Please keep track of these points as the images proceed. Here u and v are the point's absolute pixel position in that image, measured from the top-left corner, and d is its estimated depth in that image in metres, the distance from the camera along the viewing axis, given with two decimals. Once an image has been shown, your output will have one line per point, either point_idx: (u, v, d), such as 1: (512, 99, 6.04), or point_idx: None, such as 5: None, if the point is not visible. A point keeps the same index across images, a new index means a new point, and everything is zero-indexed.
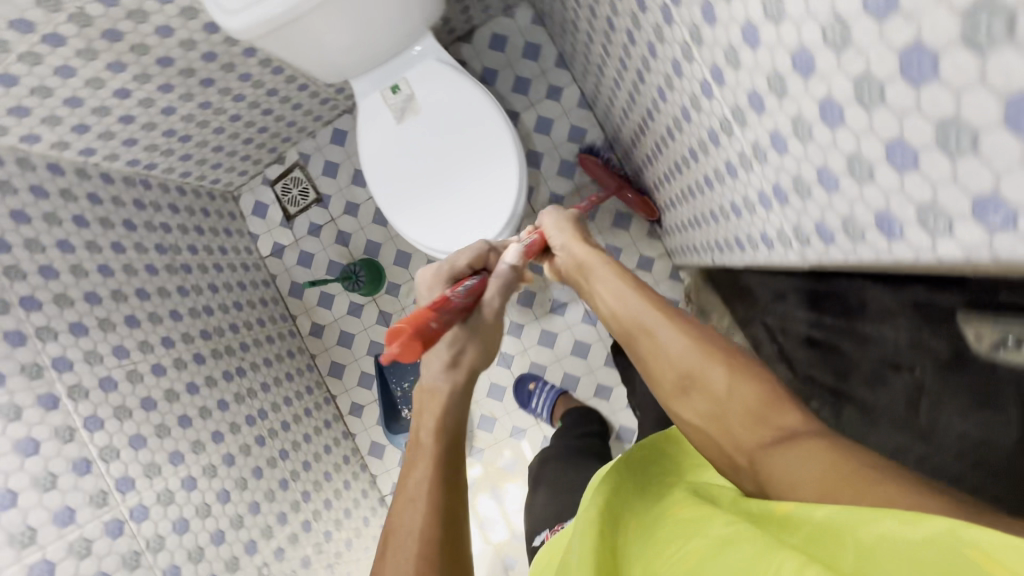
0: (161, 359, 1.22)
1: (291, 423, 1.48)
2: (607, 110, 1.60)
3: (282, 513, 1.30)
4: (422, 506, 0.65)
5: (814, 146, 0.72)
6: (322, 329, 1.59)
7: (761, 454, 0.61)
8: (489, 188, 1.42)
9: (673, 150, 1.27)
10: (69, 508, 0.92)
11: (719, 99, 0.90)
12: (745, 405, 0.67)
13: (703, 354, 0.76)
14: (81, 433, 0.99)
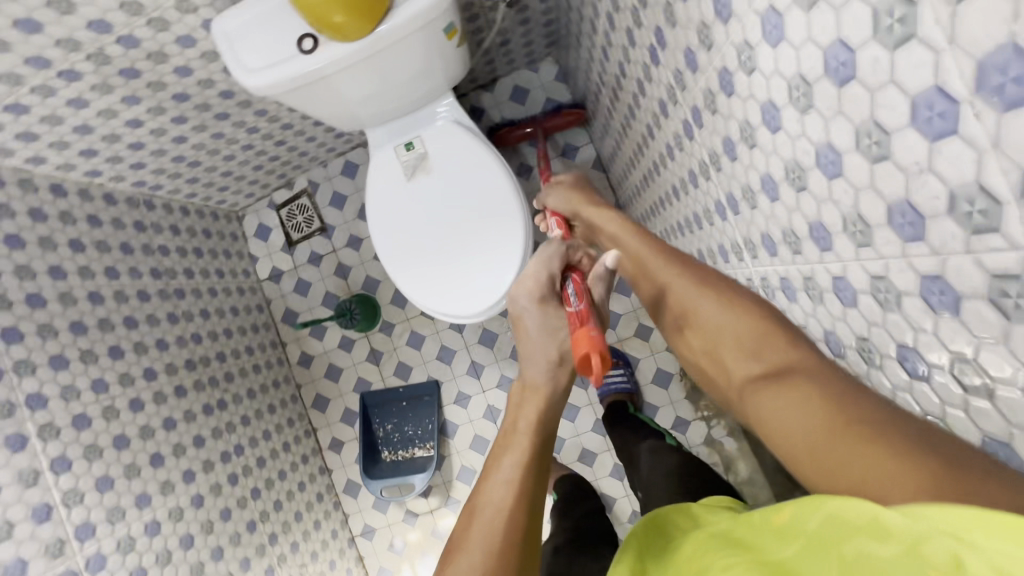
0: (141, 393, 1.04)
1: (268, 458, 1.33)
2: (620, 181, 1.35)
3: (246, 558, 1.13)
4: (510, 489, 0.55)
5: (838, 322, 0.55)
6: (310, 359, 1.57)
7: (751, 391, 0.55)
8: (492, 267, 1.03)
9: None
10: (21, 560, 0.76)
11: (727, 229, 0.73)
12: (745, 337, 0.59)
13: (693, 292, 0.66)
14: (45, 477, 0.82)
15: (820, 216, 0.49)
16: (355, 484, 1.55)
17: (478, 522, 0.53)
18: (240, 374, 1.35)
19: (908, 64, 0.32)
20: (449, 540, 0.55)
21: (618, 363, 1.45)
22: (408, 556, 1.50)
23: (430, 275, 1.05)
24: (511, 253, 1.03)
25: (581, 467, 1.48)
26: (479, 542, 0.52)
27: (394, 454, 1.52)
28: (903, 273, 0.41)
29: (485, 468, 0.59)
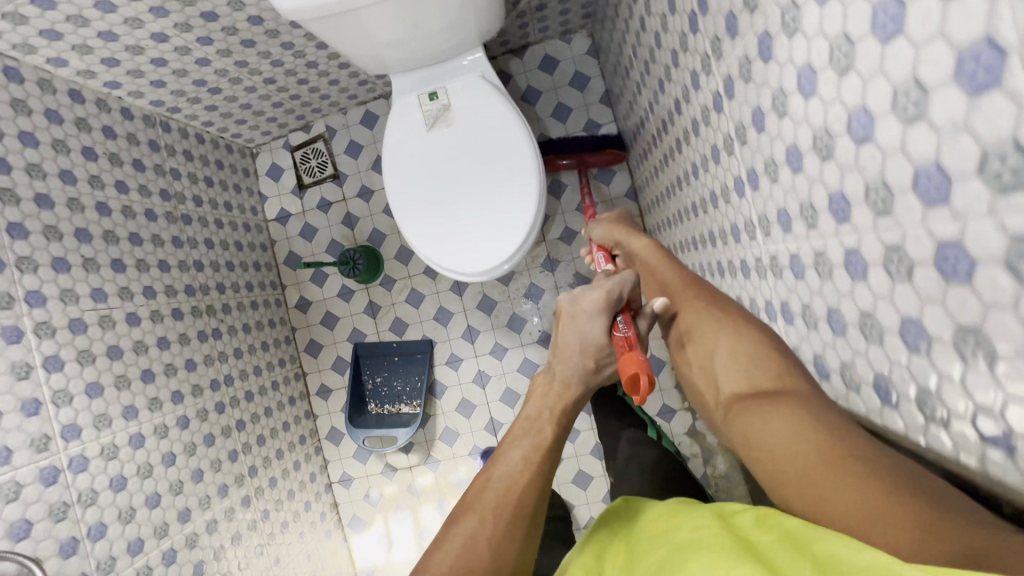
0: (138, 308, 1.04)
1: (256, 393, 1.34)
2: (638, 163, 1.33)
3: (224, 484, 1.15)
4: (527, 462, 0.61)
5: (844, 299, 0.51)
6: (308, 305, 1.58)
7: (741, 405, 0.60)
8: (506, 226, 1.03)
9: (680, 239, 1.12)
10: (6, 448, 0.76)
11: (739, 206, 0.71)
12: (748, 360, 0.63)
13: (708, 318, 0.73)
14: (38, 372, 0.83)
15: (842, 186, 0.45)
16: (338, 432, 1.56)
17: (495, 489, 0.59)
18: (238, 308, 1.36)
19: (959, 13, 0.29)
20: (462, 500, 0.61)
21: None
22: (381, 508, 1.54)
23: (450, 222, 1.05)
24: (523, 216, 1.03)
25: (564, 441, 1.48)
26: (491, 505, 0.57)
27: (381, 407, 1.52)
28: (918, 243, 0.38)
29: (506, 442, 0.65)
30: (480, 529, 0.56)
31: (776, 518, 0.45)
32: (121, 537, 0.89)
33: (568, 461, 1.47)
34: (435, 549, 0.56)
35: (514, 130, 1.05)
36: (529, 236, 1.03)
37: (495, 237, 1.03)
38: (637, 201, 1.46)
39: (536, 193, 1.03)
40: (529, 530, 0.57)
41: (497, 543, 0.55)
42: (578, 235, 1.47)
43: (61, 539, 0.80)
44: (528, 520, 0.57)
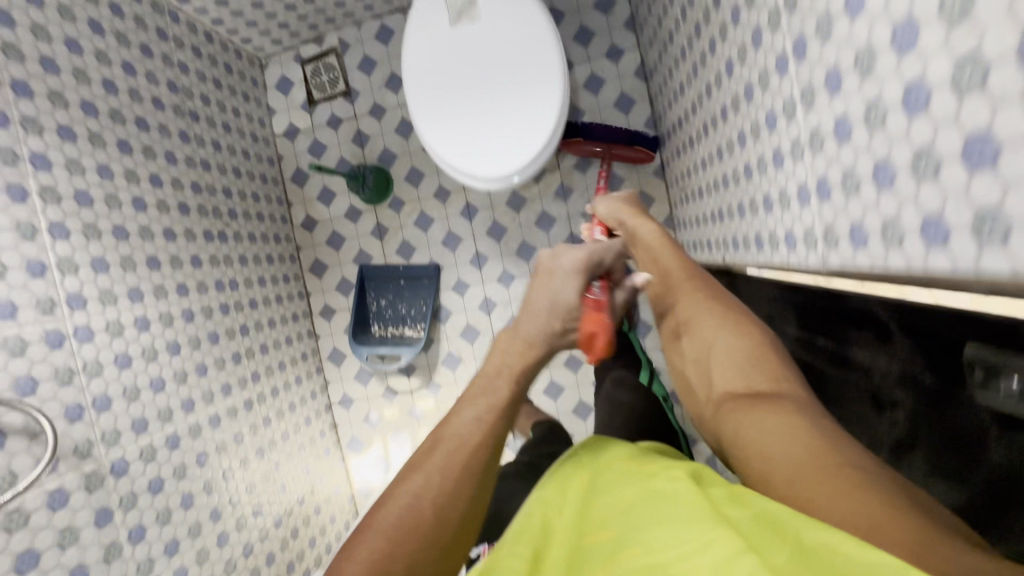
0: (144, 194, 1.02)
1: (260, 303, 1.34)
2: (664, 85, 1.29)
3: (228, 384, 1.16)
4: (484, 424, 0.56)
5: (895, 146, 0.49)
6: (314, 224, 1.55)
7: (734, 406, 0.64)
8: (533, 119, 1.01)
9: (705, 156, 1.09)
10: (12, 304, 0.75)
11: (782, 87, 0.68)
12: (743, 363, 0.67)
13: (710, 317, 0.75)
14: (43, 236, 0.81)
15: (912, 8, 0.43)
16: (340, 353, 1.56)
17: (444, 454, 0.53)
18: (244, 216, 1.34)
19: None
20: (407, 465, 0.55)
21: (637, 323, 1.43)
22: (380, 430, 1.55)
23: (477, 120, 1.02)
24: (551, 107, 1.00)
25: (566, 371, 1.49)
26: (437, 467, 0.52)
27: (384, 329, 1.52)
28: (998, 37, 0.36)
29: (455, 407, 0.59)
30: (425, 490, 0.51)
31: (751, 499, 0.47)
32: (125, 413, 0.89)
33: (569, 391, 1.48)
34: (373, 514, 0.51)
35: (540, 28, 1.01)
36: (550, 137, 1.00)
37: (516, 138, 1.01)
38: (657, 132, 1.42)
39: (559, 93, 1.00)
40: (477, 490, 0.53)
41: (444, 501, 0.50)
42: (593, 165, 1.44)
43: (66, 403, 0.79)
44: (478, 478, 0.53)
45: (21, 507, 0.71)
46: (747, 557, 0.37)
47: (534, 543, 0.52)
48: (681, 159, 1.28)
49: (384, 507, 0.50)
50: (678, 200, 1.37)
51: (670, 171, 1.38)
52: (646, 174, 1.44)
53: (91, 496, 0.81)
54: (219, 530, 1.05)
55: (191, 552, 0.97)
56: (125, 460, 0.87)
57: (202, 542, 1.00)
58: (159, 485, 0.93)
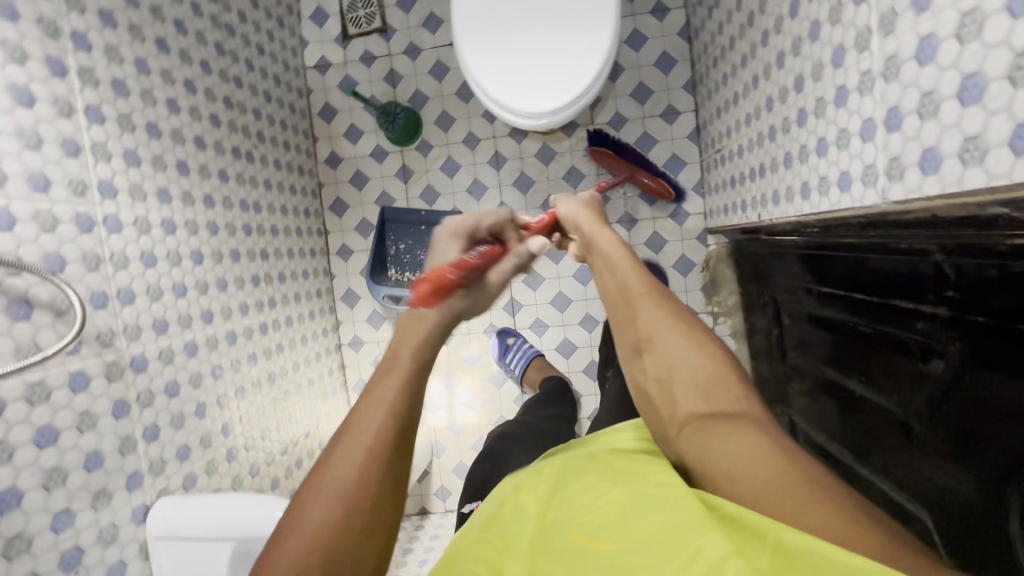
0: (177, 98, 1.01)
1: (281, 232, 1.33)
2: (708, 43, 1.26)
3: (245, 304, 1.15)
4: (384, 414, 0.53)
5: (991, 52, 0.47)
6: (338, 161, 1.53)
7: (694, 425, 0.56)
8: (582, 59, 0.99)
9: (749, 111, 1.08)
10: (45, 177, 0.73)
11: (853, 16, 0.67)
12: (704, 378, 0.59)
13: (671, 326, 0.65)
14: (80, 117, 0.79)
15: None
16: (354, 294, 1.56)
17: (347, 463, 0.51)
18: (271, 142, 1.32)
19: None
20: (308, 478, 0.51)
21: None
22: None
23: (525, 54, 1.00)
24: (601, 46, 0.99)
25: (580, 330, 1.47)
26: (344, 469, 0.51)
27: (401, 275, 1.48)
28: None
29: (354, 407, 0.55)
30: (338, 489, 0.49)
31: (709, 496, 0.49)
32: (147, 311, 0.88)
33: (582, 350, 1.47)
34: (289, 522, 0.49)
35: None
36: (598, 74, 0.99)
37: (563, 74, 1.00)
38: (695, 94, 1.40)
39: (611, 30, 0.98)
40: (387, 480, 0.52)
41: (353, 498, 0.49)
42: (627, 123, 1.42)
43: (92, 288, 0.78)
44: (386, 469, 0.52)
45: (44, 381, 0.69)
46: (732, 556, 0.39)
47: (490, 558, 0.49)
48: (719, 120, 1.26)
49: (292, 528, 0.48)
50: (711, 164, 1.35)
51: (705, 134, 1.36)
52: (679, 137, 1.41)
53: (111, 386, 0.79)
54: (229, 445, 1.04)
55: (202, 461, 0.96)
56: (144, 357, 0.86)
57: (213, 453, 0.99)
58: (175, 388, 0.92)
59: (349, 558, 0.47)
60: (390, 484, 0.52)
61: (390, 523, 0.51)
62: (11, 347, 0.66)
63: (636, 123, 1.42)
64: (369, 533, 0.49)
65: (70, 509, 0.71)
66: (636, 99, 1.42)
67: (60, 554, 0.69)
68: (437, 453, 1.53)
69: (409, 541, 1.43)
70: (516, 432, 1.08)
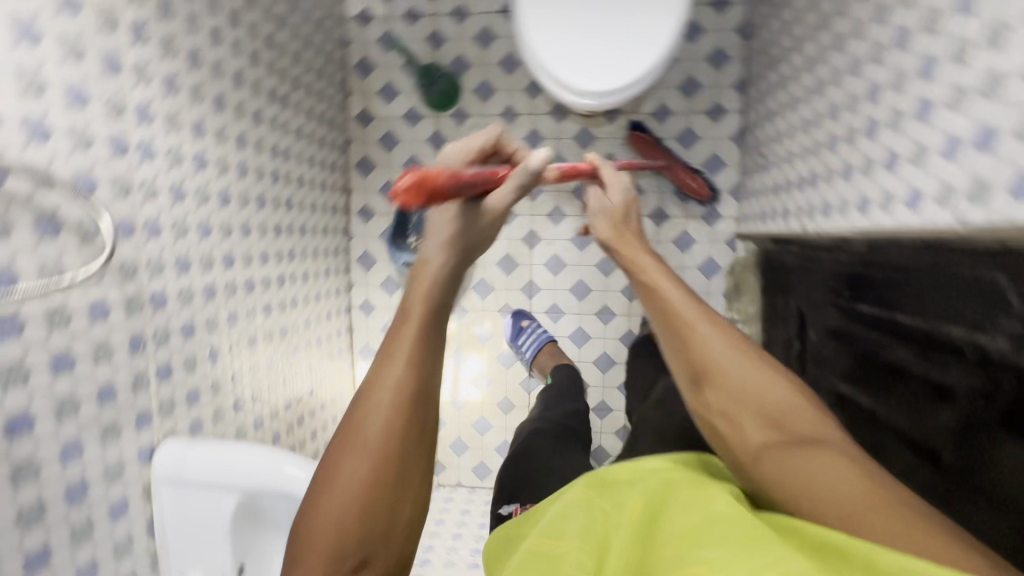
0: (220, 29, 0.96)
1: (306, 184, 1.29)
2: (768, 43, 1.23)
3: (265, 253, 1.12)
4: (396, 387, 0.51)
5: None
6: (370, 119, 1.49)
7: (773, 462, 0.53)
8: (637, 54, 1.01)
9: (806, 117, 1.05)
10: (84, 92, 0.69)
11: (952, 26, 0.64)
12: (772, 409, 0.55)
13: (736, 352, 0.58)
14: (124, 33, 0.75)
15: None
16: (370, 257, 1.52)
17: (370, 423, 0.51)
18: (305, 90, 1.27)
19: None
20: (337, 435, 0.53)
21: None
22: None
23: (586, 35, 1.02)
24: (659, 44, 1.00)
25: (596, 321, 1.45)
26: (361, 444, 0.50)
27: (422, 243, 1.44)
28: None
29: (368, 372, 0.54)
30: (360, 468, 0.50)
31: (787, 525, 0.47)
32: (171, 247, 0.84)
33: (595, 341, 1.45)
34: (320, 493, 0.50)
35: None
36: (653, 68, 1.00)
37: (619, 62, 1.01)
38: (745, 95, 1.36)
39: (673, 28, 0.99)
40: (406, 450, 0.51)
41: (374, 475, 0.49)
42: (671, 116, 1.38)
43: (120, 216, 0.74)
44: (405, 442, 0.51)
45: (65, 306, 0.66)
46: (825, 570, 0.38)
47: (553, 553, 0.47)
48: (768, 123, 1.22)
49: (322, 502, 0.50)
50: (752, 168, 1.32)
51: (750, 137, 1.33)
52: (722, 137, 1.38)
53: (130, 319, 0.76)
54: (236, 395, 1.02)
55: (210, 407, 0.94)
56: (164, 294, 0.83)
57: (222, 400, 0.97)
58: (191, 330, 0.89)
59: (377, 525, 0.49)
60: (419, 436, 0.52)
61: (416, 485, 0.52)
62: (36, 266, 0.63)
63: (680, 117, 1.38)
64: (400, 484, 0.50)
65: (79, 440, 0.68)
66: (684, 92, 1.38)
67: (66, 485, 0.66)
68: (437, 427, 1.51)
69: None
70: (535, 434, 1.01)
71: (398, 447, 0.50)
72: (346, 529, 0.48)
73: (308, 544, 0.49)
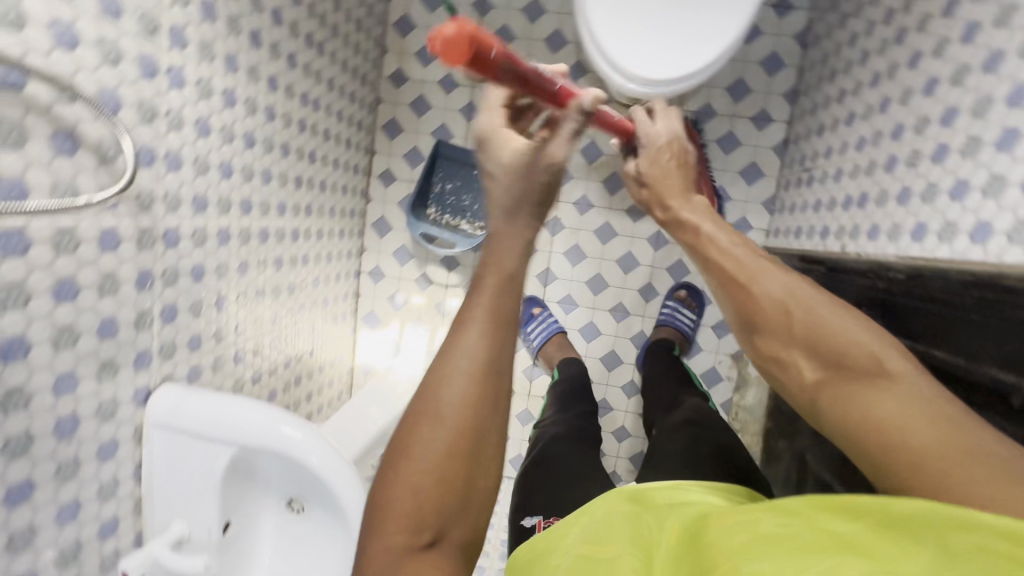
0: None
1: (331, 138, 1.24)
2: (828, 53, 1.18)
3: (282, 204, 1.07)
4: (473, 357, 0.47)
5: None
6: (403, 81, 1.43)
7: (828, 394, 0.56)
8: (684, 51, 0.97)
9: (862, 135, 1.00)
10: (117, 4, 0.63)
11: None
12: (830, 342, 0.57)
13: (798, 301, 0.61)
14: None
15: None
16: (386, 224, 1.48)
17: (447, 393, 0.46)
18: (342, 39, 1.22)
19: None
20: (412, 403, 0.48)
21: (694, 307, 1.38)
22: (403, 314, 1.49)
23: (645, 18, 0.97)
24: (707, 45, 0.96)
25: (608, 318, 1.42)
26: (438, 415, 0.46)
27: (439, 215, 1.40)
28: None
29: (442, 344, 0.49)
30: (437, 443, 0.45)
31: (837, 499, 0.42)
32: (190, 184, 0.80)
33: (605, 338, 1.42)
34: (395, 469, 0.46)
35: None
36: (708, 64, 0.96)
37: (675, 51, 0.97)
38: (794, 105, 1.31)
39: (737, 25, 0.96)
40: (486, 422, 0.46)
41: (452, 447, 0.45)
42: (715, 117, 1.33)
43: (141, 143, 0.69)
44: (481, 411, 0.46)
45: (75, 231, 0.62)
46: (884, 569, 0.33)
47: (600, 557, 0.46)
48: (816, 137, 1.18)
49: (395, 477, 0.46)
50: (792, 181, 1.28)
51: (793, 150, 1.29)
52: (764, 145, 1.33)
53: (140, 254, 0.72)
54: (238, 347, 0.98)
55: (211, 356, 0.90)
56: (177, 233, 0.78)
57: (223, 350, 0.93)
58: (200, 274, 0.85)
59: (454, 499, 0.45)
60: (499, 408, 0.47)
61: (492, 462, 0.47)
62: (47, 184, 0.58)
63: (725, 119, 1.33)
64: (477, 453, 0.46)
65: (74, 374, 0.64)
66: (732, 94, 1.33)
67: (56, 419, 0.63)
68: None
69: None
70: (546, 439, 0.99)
71: (479, 416, 0.46)
72: (423, 502, 0.45)
73: (382, 517, 0.45)
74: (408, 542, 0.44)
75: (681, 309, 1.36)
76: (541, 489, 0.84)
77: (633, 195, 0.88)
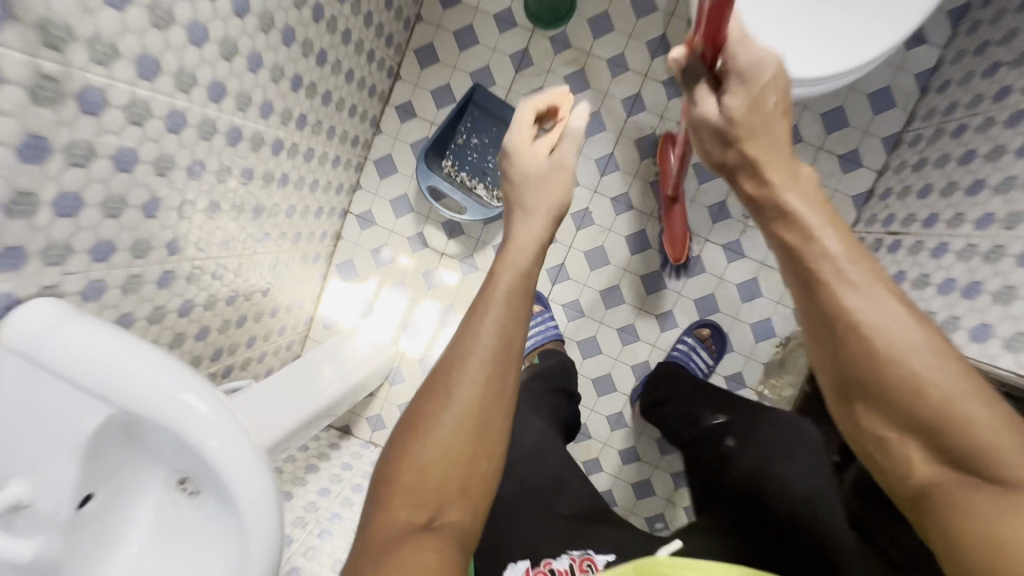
0: None
1: (351, 43, 1.00)
2: (958, 104, 0.98)
3: (269, 105, 0.84)
4: (484, 353, 0.49)
5: None
6: (453, 3, 1.19)
7: (954, 503, 0.42)
8: (788, 29, 0.77)
9: (988, 211, 0.81)
10: None
11: None
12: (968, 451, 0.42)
13: (930, 364, 0.44)
14: None
15: None
16: (391, 165, 1.25)
17: (461, 380, 0.48)
18: None
19: None
20: (418, 394, 0.49)
21: (713, 351, 1.18)
22: (385, 271, 1.28)
23: None
24: (815, 44, 0.78)
25: (614, 337, 1.23)
26: (447, 402, 0.47)
27: (456, 171, 1.18)
28: None
29: (451, 341, 0.51)
30: (444, 427, 0.46)
31: None
32: (140, 35, 0.57)
33: (604, 358, 1.24)
34: (401, 454, 0.46)
35: None
36: (848, 69, 0.78)
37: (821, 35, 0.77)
38: (891, 155, 1.12)
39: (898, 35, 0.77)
40: (492, 412, 0.48)
41: (459, 433, 0.46)
42: (800, 144, 1.13)
43: None
44: (493, 401, 0.48)
45: None
46: None
47: None
48: (915, 198, 0.99)
49: (403, 458, 0.46)
50: (866, 241, 1.09)
51: (878, 206, 1.10)
52: (844, 192, 1.14)
53: (33, 110, 0.49)
54: (166, 266, 0.75)
55: (123, 272, 0.68)
56: (102, 94, 0.55)
57: (142, 267, 0.71)
58: (129, 162, 0.62)
59: (457, 485, 0.45)
60: (512, 393, 0.50)
61: (497, 455, 0.48)
62: None
63: (810, 151, 1.13)
64: (485, 439, 0.47)
65: None
66: (826, 123, 1.13)
67: None
68: (393, 382, 1.30)
69: (318, 458, 1.17)
70: (524, 427, 0.84)
71: (488, 397, 0.48)
72: (431, 476, 0.45)
73: (386, 498, 0.44)
74: (410, 519, 0.43)
75: (699, 350, 1.17)
76: (528, 518, 0.71)
77: (706, 151, 0.62)
